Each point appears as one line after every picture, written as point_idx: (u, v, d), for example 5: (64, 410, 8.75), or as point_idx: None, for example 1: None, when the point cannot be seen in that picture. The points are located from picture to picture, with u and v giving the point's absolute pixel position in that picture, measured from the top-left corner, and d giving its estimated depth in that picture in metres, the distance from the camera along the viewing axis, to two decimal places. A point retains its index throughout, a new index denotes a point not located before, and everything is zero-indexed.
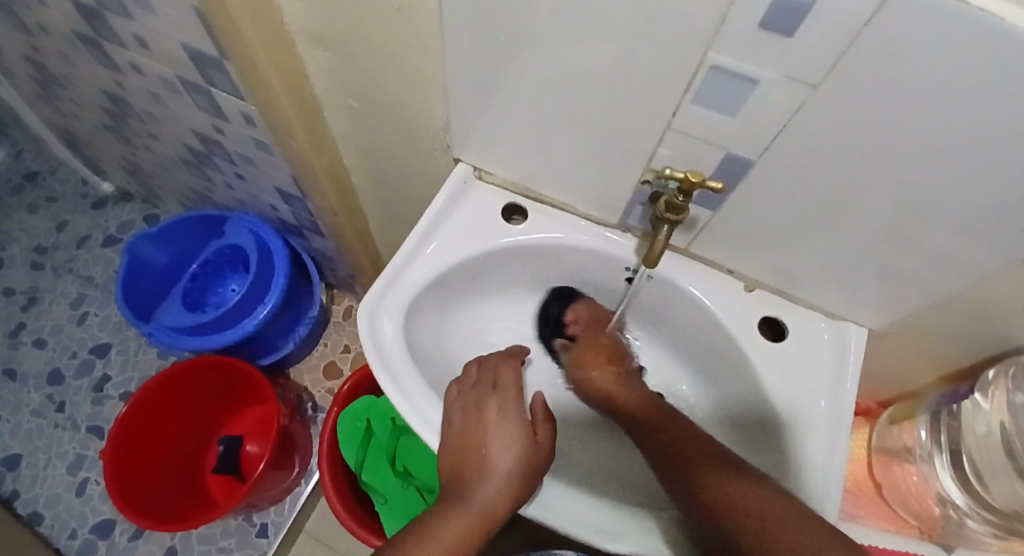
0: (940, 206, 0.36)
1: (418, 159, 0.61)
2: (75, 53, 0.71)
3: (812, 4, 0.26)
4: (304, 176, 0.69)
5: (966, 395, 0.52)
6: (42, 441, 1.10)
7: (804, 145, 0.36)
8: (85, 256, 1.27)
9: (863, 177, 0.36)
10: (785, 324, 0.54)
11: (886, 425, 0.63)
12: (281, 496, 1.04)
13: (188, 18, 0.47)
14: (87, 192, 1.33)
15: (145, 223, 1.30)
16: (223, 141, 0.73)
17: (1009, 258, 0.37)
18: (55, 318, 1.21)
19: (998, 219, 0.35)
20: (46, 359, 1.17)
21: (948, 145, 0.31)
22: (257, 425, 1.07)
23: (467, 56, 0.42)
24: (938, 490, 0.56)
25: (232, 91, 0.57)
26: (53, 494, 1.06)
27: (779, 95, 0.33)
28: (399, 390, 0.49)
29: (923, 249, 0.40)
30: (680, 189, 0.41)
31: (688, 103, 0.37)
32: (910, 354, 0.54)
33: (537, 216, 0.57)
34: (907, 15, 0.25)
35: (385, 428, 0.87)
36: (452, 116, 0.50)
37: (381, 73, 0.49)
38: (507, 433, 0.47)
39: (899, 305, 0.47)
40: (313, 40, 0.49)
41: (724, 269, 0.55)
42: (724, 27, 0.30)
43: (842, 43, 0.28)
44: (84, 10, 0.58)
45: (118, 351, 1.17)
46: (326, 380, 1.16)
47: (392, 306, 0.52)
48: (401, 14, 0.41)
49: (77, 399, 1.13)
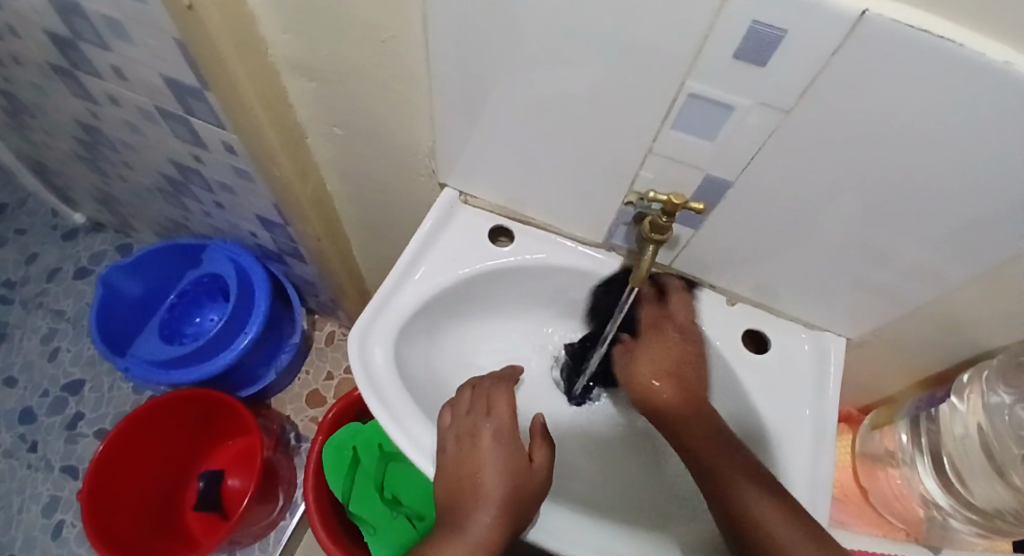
0: (910, 220, 0.38)
1: (404, 185, 0.62)
2: (49, 85, 0.70)
3: (783, 35, 0.28)
4: (288, 203, 0.69)
5: (942, 399, 0.54)
6: (15, 482, 1.05)
7: (778, 165, 0.38)
8: (56, 288, 1.23)
9: (836, 196, 0.38)
10: (767, 336, 0.55)
11: (868, 431, 0.65)
12: (265, 531, 1.01)
13: (170, 50, 0.48)
14: (55, 223, 1.29)
15: (118, 253, 1.27)
16: (201, 169, 0.73)
17: (979, 266, 0.39)
18: (26, 354, 1.17)
19: (969, 231, 0.36)
20: (17, 398, 1.12)
21: (918, 163, 0.33)
22: (239, 459, 1.04)
23: (452, 84, 0.43)
24: (921, 492, 0.59)
25: (214, 121, 0.57)
26: (28, 537, 1.01)
27: (754, 120, 0.35)
28: (391, 416, 0.49)
29: (896, 260, 0.42)
30: (664, 210, 0.43)
31: (668, 128, 0.38)
32: (889, 364, 0.56)
33: (522, 238, 0.58)
34: (870, 44, 0.27)
35: (372, 455, 0.85)
36: (436, 141, 0.51)
37: (367, 102, 0.50)
38: (500, 460, 0.47)
39: (874, 315, 0.49)
40: (299, 70, 0.50)
41: (706, 285, 0.56)
42: (701, 58, 0.32)
43: (810, 71, 0.30)
44: (61, 43, 0.58)
45: (91, 388, 1.13)
46: (309, 408, 1.14)
47: (382, 331, 0.52)
48: (388, 46, 0.42)
49: (49, 437, 1.09)
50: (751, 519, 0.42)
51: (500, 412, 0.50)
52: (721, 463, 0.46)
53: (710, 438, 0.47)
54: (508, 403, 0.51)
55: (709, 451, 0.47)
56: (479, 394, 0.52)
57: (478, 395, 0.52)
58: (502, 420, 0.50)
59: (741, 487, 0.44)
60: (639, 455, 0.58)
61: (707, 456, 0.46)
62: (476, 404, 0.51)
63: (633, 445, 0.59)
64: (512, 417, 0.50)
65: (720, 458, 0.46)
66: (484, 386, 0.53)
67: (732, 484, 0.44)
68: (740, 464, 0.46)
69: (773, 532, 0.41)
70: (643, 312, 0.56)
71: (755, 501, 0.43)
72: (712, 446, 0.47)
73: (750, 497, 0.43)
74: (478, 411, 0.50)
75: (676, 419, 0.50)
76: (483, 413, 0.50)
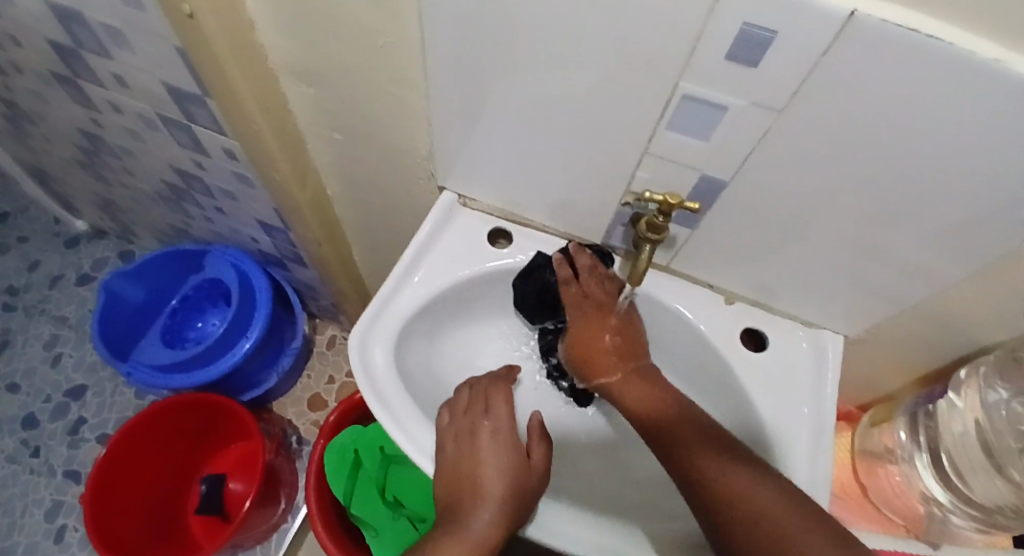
0: (904, 218, 0.38)
1: (403, 188, 0.62)
2: (50, 92, 0.71)
3: (774, 36, 0.29)
4: (288, 208, 0.69)
5: (941, 395, 0.55)
6: (18, 488, 1.06)
7: (772, 165, 0.38)
8: (58, 295, 1.24)
9: (830, 195, 0.39)
10: (765, 334, 0.56)
11: (867, 428, 0.65)
12: (267, 534, 1.01)
13: (170, 57, 0.49)
14: (58, 230, 1.30)
15: (120, 259, 1.27)
16: (202, 174, 0.73)
17: (974, 263, 0.39)
18: (28, 360, 1.17)
19: (963, 228, 0.37)
20: (19, 403, 1.13)
21: (911, 161, 0.33)
22: (240, 463, 1.04)
23: (449, 88, 0.43)
24: (921, 490, 0.59)
25: (214, 126, 0.58)
26: (31, 542, 1.02)
27: (747, 120, 0.35)
28: (393, 418, 0.49)
29: (891, 258, 0.42)
30: (660, 210, 0.43)
31: (663, 128, 0.39)
32: (887, 361, 0.57)
33: (521, 240, 0.58)
34: (861, 43, 0.27)
35: (374, 459, 0.85)
36: (434, 144, 0.51)
37: (365, 107, 0.50)
38: (498, 457, 0.48)
39: (871, 313, 0.49)
40: (297, 75, 0.50)
41: (705, 284, 0.57)
42: (694, 59, 0.32)
43: (802, 71, 0.30)
44: (62, 51, 0.58)
45: (94, 393, 1.14)
46: (310, 412, 1.14)
47: (382, 332, 0.52)
48: (385, 50, 0.43)
49: (52, 443, 1.09)
50: (720, 488, 0.42)
51: (495, 408, 0.51)
52: (691, 437, 0.46)
53: (682, 416, 0.48)
54: (505, 400, 0.52)
55: (679, 427, 0.47)
56: (475, 391, 0.52)
57: (475, 393, 0.52)
58: (497, 417, 0.50)
59: (709, 459, 0.44)
60: (639, 455, 0.58)
61: (676, 430, 0.47)
62: (473, 403, 0.51)
63: (633, 445, 0.59)
64: (509, 414, 0.51)
65: (690, 432, 0.46)
66: (481, 384, 0.53)
67: (699, 456, 0.45)
68: (707, 437, 0.46)
69: (738, 500, 0.41)
70: (564, 291, 0.54)
71: (726, 471, 0.43)
72: (683, 421, 0.47)
73: (720, 466, 0.43)
74: (475, 408, 0.50)
75: (631, 405, 0.51)
76: (481, 412, 0.50)
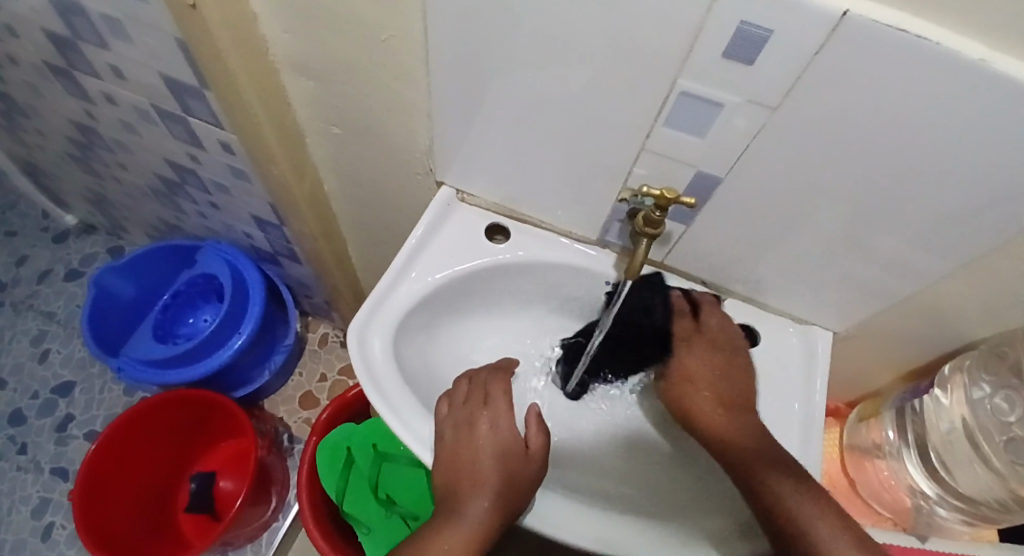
0: (894, 215, 0.39)
1: (401, 184, 0.63)
2: (45, 85, 0.71)
3: (770, 34, 0.30)
4: (285, 203, 0.70)
5: (925, 390, 0.57)
6: (4, 485, 1.04)
7: (766, 162, 0.39)
8: (47, 290, 1.22)
9: (821, 192, 0.40)
10: (757, 330, 0.57)
11: (856, 423, 0.66)
12: (257, 533, 1.00)
13: (171, 49, 0.49)
14: (47, 225, 1.28)
15: (110, 255, 1.26)
16: (198, 169, 0.73)
17: (961, 259, 0.40)
18: (16, 356, 1.16)
19: (950, 224, 0.38)
20: (6, 400, 1.11)
21: (901, 159, 0.35)
22: (232, 461, 1.04)
23: (450, 83, 0.44)
24: (908, 483, 0.60)
25: (212, 120, 0.58)
26: (17, 539, 1.00)
27: (742, 116, 0.36)
28: (392, 409, 0.49)
29: (881, 254, 0.43)
30: (657, 205, 0.44)
31: (660, 124, 0.40)
32: (876, 358, 0.58)
33: (518, 235, 0.59)
34: (853, 42, 0.28)
35: (367, 456, 0.85)
36: (434, 139, 0.51)
37: (366, 102, 0.51)
38: (495, 446, 0.48)
39: (860, 309, 0.51)
40: (298, 69, 0.51)
41: (699, 281, 0.58)
42: (692, 57, 0.33)
43: (796, 68, 0.31)
44: (60, 43, 0.58)
45: (82, 390, 1.13)
46: (302, 410, 1.14)
47: (380, 326, 0.53)
48: (388, 45, 0.43)
49: (39, 440, 1.08)
50: (776, 500, 0.44)
51: (496, 400, 0.52)
52: (753, 453, 0.47)
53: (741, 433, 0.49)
54: (504, 392, 0.52)
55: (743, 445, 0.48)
56: (474, 383, 0.53)
57: (473, 385, 0.53)
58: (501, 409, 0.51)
59: (767, 472, 0.45)
60: (632, 449, 0.59)
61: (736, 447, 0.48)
62: (471, 394, 0.51)
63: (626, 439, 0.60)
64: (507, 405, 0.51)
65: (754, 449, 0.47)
66: (478, 376, 0.54)
67: (757, 469, 0.46)
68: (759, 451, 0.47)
69: (794, 511, 0.43)
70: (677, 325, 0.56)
71: (782, 483, 0.44)
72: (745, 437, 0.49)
73: (774, 480, 0.45)
74: (477, 400, 0.51)
75: (722, 436, 0.50)
76: (481, 403, 0.51)
